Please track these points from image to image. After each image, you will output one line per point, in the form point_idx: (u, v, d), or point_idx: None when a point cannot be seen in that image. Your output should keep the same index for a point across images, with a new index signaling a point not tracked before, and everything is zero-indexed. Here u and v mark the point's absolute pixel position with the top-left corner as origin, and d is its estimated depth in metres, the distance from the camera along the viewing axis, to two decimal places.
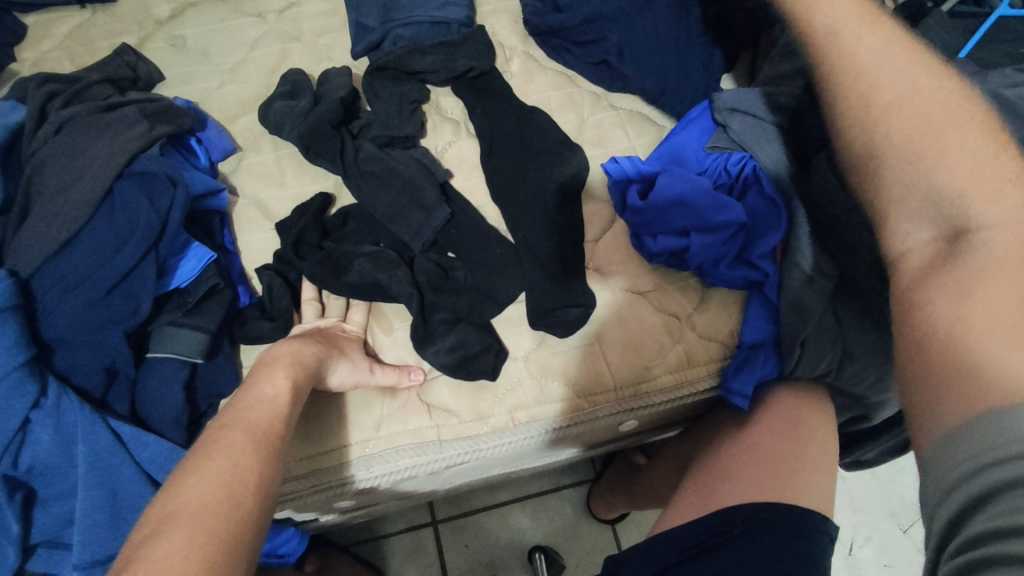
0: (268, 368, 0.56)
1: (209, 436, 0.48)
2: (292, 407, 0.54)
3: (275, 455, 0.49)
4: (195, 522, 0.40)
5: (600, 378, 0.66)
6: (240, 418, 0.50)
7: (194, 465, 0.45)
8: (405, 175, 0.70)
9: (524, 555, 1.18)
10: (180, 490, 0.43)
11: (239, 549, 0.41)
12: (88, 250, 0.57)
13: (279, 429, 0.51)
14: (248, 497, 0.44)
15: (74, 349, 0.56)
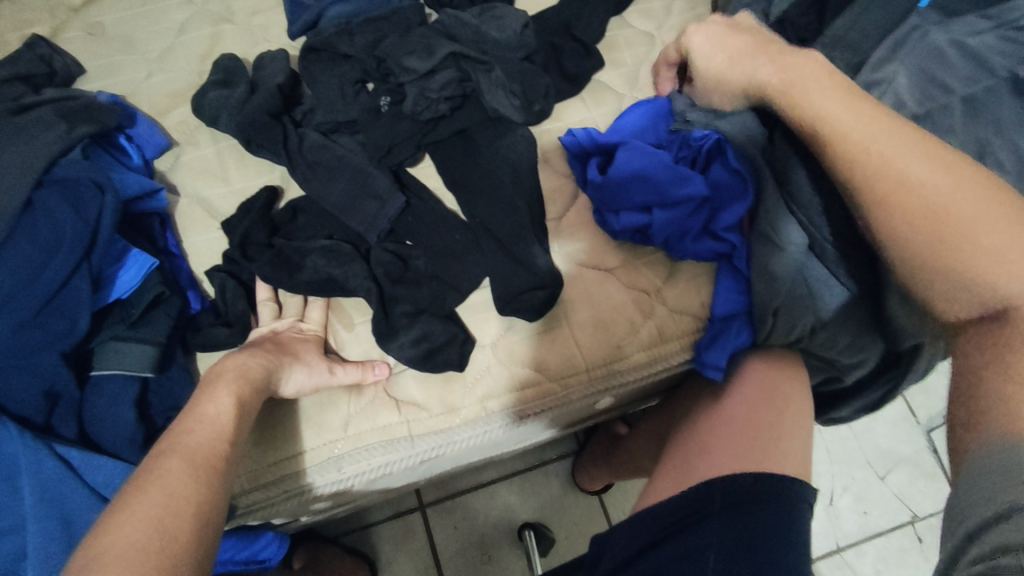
0: (212, 385, 0.55)
1: (147, 465, 0.47)
2: (238, 426, 0.53)
3: (217, 481, 0.48)
4: (119, 565, 0.39)
5: (571, 361, 0.64)
6: (180, 443, 0.49)
7: (126, 500, 0.44)
8: (354, 163, 0.66)
9: (513, 532, 1.19)
10: (111, 527, 0.41)
11: None
12: (11, 268, 0.53)
13: (222, 450, 0.50)
14: (184, 529, 0.43)
15: (9, 375, 0.53)
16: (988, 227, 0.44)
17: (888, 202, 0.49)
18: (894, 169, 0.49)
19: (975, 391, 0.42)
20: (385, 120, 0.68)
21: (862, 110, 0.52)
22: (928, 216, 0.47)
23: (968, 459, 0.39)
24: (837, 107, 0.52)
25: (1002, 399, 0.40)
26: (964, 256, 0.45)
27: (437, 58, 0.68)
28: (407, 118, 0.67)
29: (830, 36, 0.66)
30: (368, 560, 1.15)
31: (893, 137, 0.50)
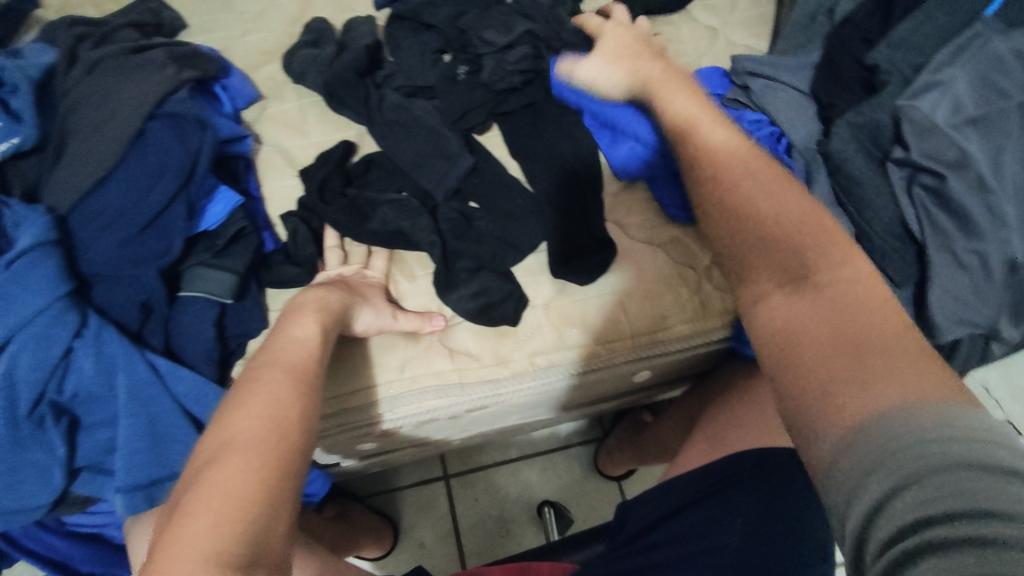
0: (296, 313, 0.61)
1: (251, 374, 0.53)
2: (324, 348, 0.58)
3: (313, 392, 0.53)
4: (248, 450, 0.46)
5: (617, 326, 0.68)
6: (276, 357, 0.55)
7: (239, 401, 0.50)
8: (430, 124, 0.71)
9: (533, 510, 1.22)
10: (231, 424, 0.48)
11: (293, 471, 0.47)
12: (123, 189, 0.57)
13: (315, 366, 0.56)
14: (293, 429, 0.49)
15: (113, 284, 0.58)
16: (769, 205, 0.46)
17: (743, 210, 0.47)
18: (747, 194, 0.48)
19: (812, 395, 0.37)
20: (458, 89, 0.72)
21: (732, 132, 0.53)
22: (784, 230, 0.45)
23: (817, 450, 0.35)
24: (706, 123, 0.54)
25: (828, 401, 0.35)
26: (789, 232, 0.45)
27: (514, 34, 0.72)
28: (479, 92, 0.72)
29: (891, 37, 0.65)
30: (392, 521, 1.19)
31: (750, 156, 0.50)
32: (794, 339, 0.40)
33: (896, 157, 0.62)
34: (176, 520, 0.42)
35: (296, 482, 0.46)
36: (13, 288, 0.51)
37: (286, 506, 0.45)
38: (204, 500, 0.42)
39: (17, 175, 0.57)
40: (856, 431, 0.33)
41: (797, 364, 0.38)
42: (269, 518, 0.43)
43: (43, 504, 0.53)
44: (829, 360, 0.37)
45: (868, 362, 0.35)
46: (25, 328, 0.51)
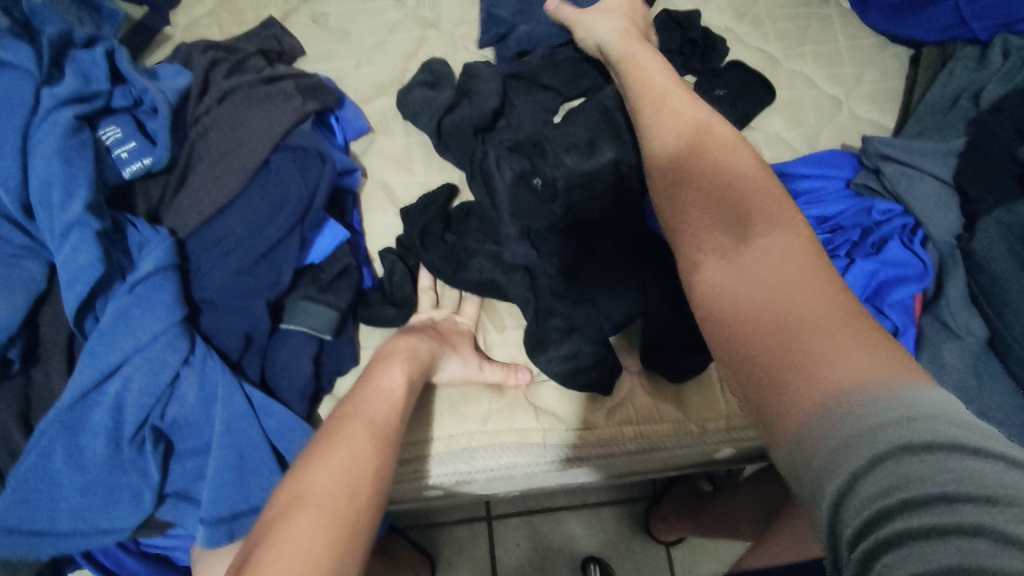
0: (386, 360, 0.60)
1: (333, 424, 0.52)
2: (407, 402, 0.57)
3: (393, 450, 0.52)
4: (320, 508, 0.44)
5: (712, 405, 0.65)
6: (360, 408, 0.54)
7: (319, 452, 0.49)
8: (535, 184, 0.69)
9: (575, 563, 1.18)
10: (309, 476, 0.46)
11: (358, 534, 0.45)
12: (241, 218, 0.58)
13: (396, 422, 0.54)
14: (367, 487, 0.47)
15: (220, 312, 0.57)
16: (739, 162, 0.49)
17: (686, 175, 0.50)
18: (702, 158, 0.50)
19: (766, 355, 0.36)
20: (570, 155, 0.69)
21: (690, 102, 0.56)
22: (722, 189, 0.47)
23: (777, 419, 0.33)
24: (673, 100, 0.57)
25: (782, 362, 0.35)
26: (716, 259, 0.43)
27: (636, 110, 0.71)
28: (590, 166, 0.69)
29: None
30: (431, 557, 1.16)
31: (716, 131, 0.52)
32: (731, 300, 0.41)
33: None
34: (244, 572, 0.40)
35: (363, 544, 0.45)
36: (135, 310, 0.51)
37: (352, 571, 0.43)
38: (272, 555, 0.41)
39: (143, 196, 0.58)
40: (844, 388, 0.31)
41: (731, 325, 0.39)
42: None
43: (131, 526, 0.52)
44: (757, 316, 0.38)
45: (794, 321, 0.36)
46: (140, 352, 0.51)
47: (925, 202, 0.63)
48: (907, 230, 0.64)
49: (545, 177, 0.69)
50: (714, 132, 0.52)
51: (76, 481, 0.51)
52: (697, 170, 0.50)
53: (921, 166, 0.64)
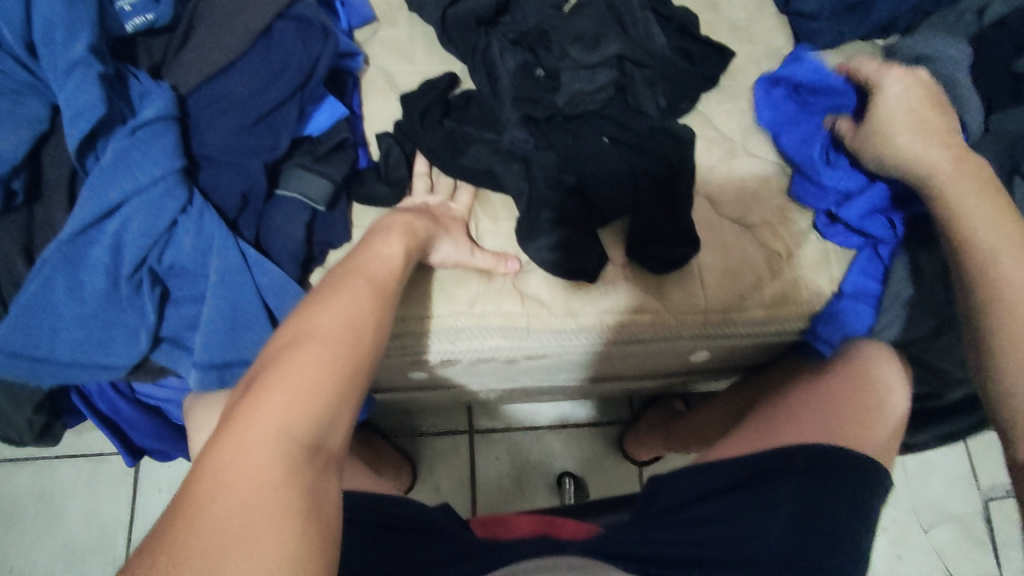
0: (384, 231, 0.61)
1: (336, 278, 0.54)
2: (404, 269, 0.59)
3: (390, 306, 0.54)
4: (325, 345, 0.47)
5: (691, 299, 0.67)
6: (361, 267, 0.56)
7: (324, 300, 0.51)
8: (536, 74, 0.71)
9: (551, 477, 1.24)
10: (313, 316, 0.49)
11: (359, 375, 0.48)
12: (243, 79, 0.59)
13: (395, 283, 0.57)
14: (367, 334, 0.50)
15: (218, 169, 0.59)
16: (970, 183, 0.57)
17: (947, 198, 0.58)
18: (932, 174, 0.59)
19: None
20: (575, 48, 0.70)
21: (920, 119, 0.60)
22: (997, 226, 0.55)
23: None
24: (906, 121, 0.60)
25: None
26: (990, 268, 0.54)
27: (639, 13, 0.72)
28: (594, 59, 0.69)
29: None
30: (412, 462, 1.22)
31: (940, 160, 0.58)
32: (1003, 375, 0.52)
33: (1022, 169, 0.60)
34: (251, 390, 0.44)
35: (361, 382, 0.48)
36: (134, 152, 0.53)
37: (348, 402, 0.46)
38: (279, 378, 0.44)
39: (145, 51, 0.59)
40: None
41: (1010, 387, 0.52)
42: (333, 410, 0.45)
43: (125, 365, 0.56)
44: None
45: None
46: (139, 194, 0.53)
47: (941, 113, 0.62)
48: None
49: (548, 69, 0.71)
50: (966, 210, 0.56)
51: (76, 313, 0.54)
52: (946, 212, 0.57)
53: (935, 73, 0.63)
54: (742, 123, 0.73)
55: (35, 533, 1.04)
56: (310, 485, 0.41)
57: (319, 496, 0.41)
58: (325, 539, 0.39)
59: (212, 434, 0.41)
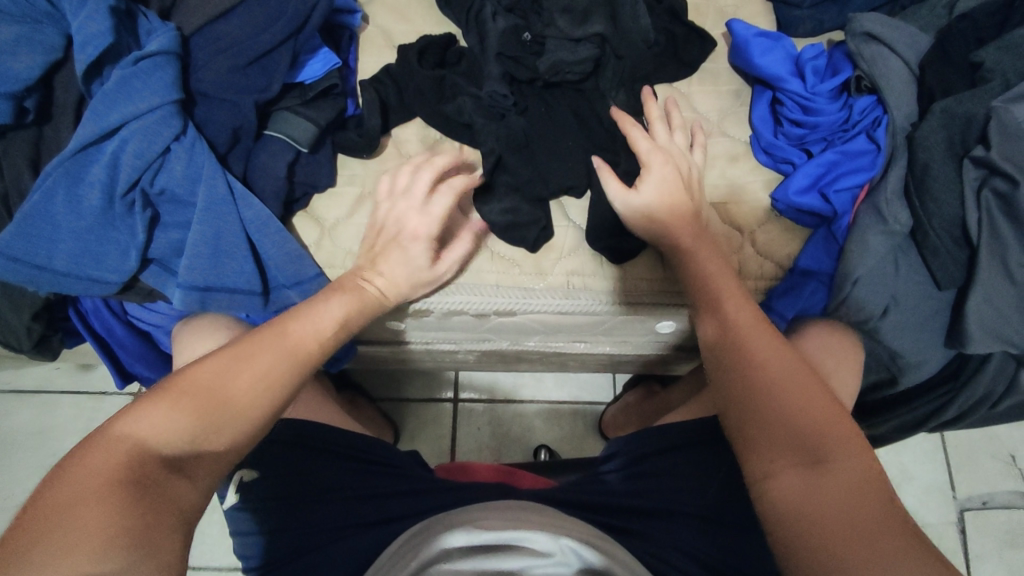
0: (330, 291, 0.59)
1: (263, 329, 0.53)
2: (340, 338, 0.57)
3: (301, 378, 0.52)
4: (207, 395, 0.48)
5: (653, 267, 0.71)
6: (291, 329, 0.54)
7: (243, 346, 0.51)
8: (522, 37, 0.74)
9: (528, 451, 1.27)
10: (217, 359, 0.50)
11: (231, 432, 0.48)
12: (242, 22, 0.63)
13: (321, 353, 0.54)
14: (258, 404, 0.49)
15: (212, 105, 0.63)
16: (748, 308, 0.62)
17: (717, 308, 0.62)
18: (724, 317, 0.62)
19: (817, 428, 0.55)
20: (563, 19, 0.73)
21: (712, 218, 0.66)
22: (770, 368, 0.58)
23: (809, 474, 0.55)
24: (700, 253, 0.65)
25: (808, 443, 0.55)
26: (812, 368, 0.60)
27: None
28: (578, 33, 0.72)
29: (1006, 39, 0.64)
30: (396, 425, 1.26)
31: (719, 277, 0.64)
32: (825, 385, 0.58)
33: (975, 153, 0.61)
34: (122, 411, 0.46)
35: (235, 433, 0.48)
36: (135, 81, 0.58)
37: (211, 449, 0.47)
38: (162, 398, 0.47)
39: None
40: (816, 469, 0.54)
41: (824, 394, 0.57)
42: (189, 450, 0.46)
43: (115, 280, 0.61)
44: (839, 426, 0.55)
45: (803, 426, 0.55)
46: (137, 120, 0.58)
47: (902, 98, 0.65)
48: (874, 124, 0.67)
49: (534, 34, 0.74)
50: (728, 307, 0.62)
51: (73, 227, 0.58)
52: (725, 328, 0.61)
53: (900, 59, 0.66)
54: (720, 103, 0.75)
55: (35, 463, 1.11)
56: (147, 497, 0.42)
57: (161, 513, 0.42)
58: (168, 539, 0.41)
59: (77, 443, 0.45)
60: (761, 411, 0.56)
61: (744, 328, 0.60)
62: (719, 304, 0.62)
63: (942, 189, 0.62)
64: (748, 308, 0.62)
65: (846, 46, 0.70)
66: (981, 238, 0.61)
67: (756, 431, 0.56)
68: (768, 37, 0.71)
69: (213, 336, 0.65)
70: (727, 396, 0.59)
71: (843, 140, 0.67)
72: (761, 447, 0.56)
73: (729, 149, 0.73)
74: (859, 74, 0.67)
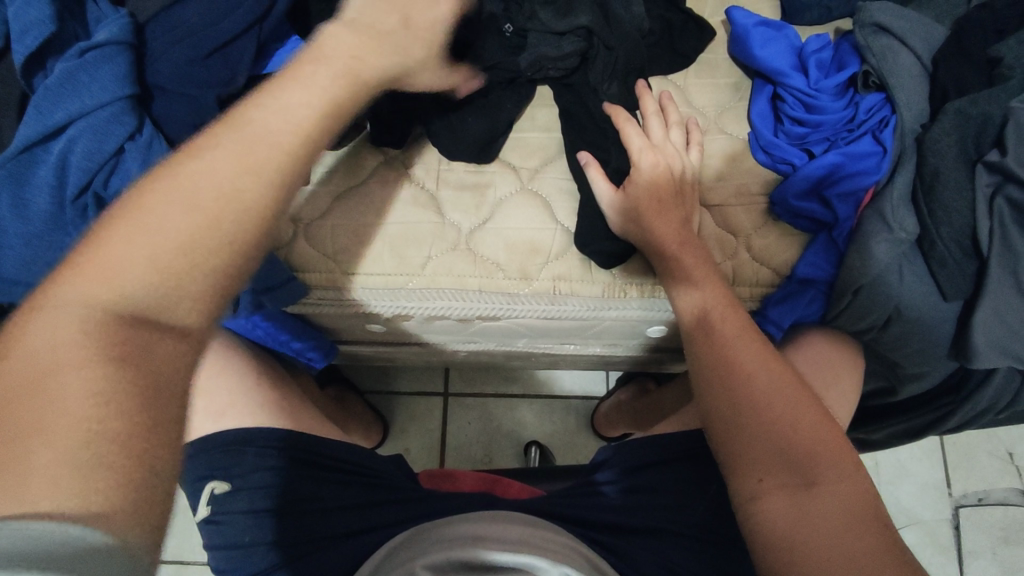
0: (315, 69, 0.44)
1: (226, 124, 0.39)
2: (325, 121, 0.42)
3: (262, 172, 0.37)
4: (171, 207, 0.35)
5: (643, 272, 0.68)
6: (257, 121, 0.39)
7: (186, 154, 0.37)
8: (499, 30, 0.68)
9: (519, 446, 1.24)
10: (175, 167, 0.36)
11: (204, 257, 0.34)
12: (201, 9, 0.59)
13: (294, 147, 0.39)
14: (222, 207, 0.35)
15: (171, 100, 0.59)
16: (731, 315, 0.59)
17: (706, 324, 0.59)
18: (711, 328, 0.58)
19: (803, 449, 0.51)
20: (546, 11, 0.68)
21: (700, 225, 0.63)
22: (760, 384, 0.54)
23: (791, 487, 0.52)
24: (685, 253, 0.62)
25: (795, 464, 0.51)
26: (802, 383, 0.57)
27: None
28: (562, 26, 0.67)
29: None
30: (384, 419, 1.23)
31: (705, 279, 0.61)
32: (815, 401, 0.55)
33: (988, 159, 0.57)
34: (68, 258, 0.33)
35: (255, 190, 0.37)
36: (82, 74, 0.53)
37: (190, 304, 0.34)
38: (115, 233, 0.33)
39: None
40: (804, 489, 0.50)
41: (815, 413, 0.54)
42: (171, 285, 0.33)
43: None
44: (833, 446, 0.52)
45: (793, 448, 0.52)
46: (85, 117, 0.54)
47: (911, 96, 0.61)
48: (882, 123, 0.62)
49: (516, 26, 0.69)
50: (713, 319, 0.58)
51: (20, 232, 0.54)
52: (707, 342, 0.58)
53: (909, 52, 0.62)
54: (718, 98, 0.71)
55: None
56: (118, 387, 0.29)
57: (139, 400, 0.29)
58: (137, 466, 0.28)
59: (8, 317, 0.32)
60: (746, 428, 0.53)
61: (729, 338, 0.57)
62: (704, 315, 0.59)
63: (953, 196, 0.58)
64: (734, 316, 0.58)
65: (852, 37, 0.66)
66: (991, 248, 0.58)
67: (742, 447, 0.53)
68: (768, 25, 0.66)
69: None
70: (710, 412, 0.56)
71: (847, 140, 0.62)
72: (748, 464, 0.53)
73: (726, 147, 0.68)
74: (867, 69, 0.63)
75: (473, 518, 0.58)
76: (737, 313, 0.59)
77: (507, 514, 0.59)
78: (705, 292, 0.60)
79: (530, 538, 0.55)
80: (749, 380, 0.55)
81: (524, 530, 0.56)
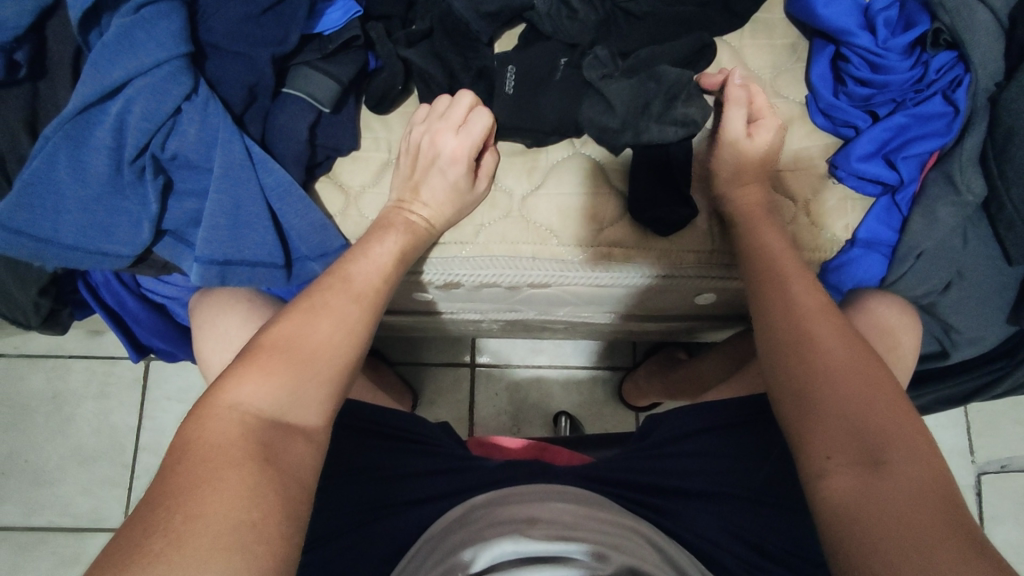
0: (382, 229, 0.59)
1: (318, 287, 0.53)
2: (394, 273, 0.57)
3: (364, 331, 0.52)
4: (287, 355, 0.47)
5: (701, 239, 0.66)
6: (350, 271, 0.55)
7: (306, 307, 0.51)
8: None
9: (547, 417, 1.25)
10: (311, 296, 0.52)
11: (311, 392, 0.47)
12: None
13: (384, 286, 0.55)
14: (332, 353, 0.49)
15: (225, 59, 0.58)
16: (799, 286, 0.58)
17: (776, 288, 0.58)
18: (779, 295, 0.57)
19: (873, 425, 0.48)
20: None
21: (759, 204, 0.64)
22: (832, 354, 0.53)
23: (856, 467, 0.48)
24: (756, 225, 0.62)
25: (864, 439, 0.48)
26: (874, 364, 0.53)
27: None
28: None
29: None
30: (413, 391, 1.24)
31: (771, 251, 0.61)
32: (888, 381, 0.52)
33: None
34: (219, 381, 0.46)
35: (341, 356, 0.50)
36: (139, 31, 0.52)
37: (309, 415, 0.46)
38: (249, 378, 0.45)
39: None
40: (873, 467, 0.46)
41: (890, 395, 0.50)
42: (288, 411, 0.45)
43: (128, 255, 0.57)
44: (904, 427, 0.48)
45: (863, 424, 0.48)
46: (143, 76, 0.52)
47: (987, 54, 0.59)
48: (954, 83, 0.61)
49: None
50: (782, 287, 0.58)
51: (78, 195, 0.54)
52: (773, 309, 0.57)
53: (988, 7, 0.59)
54: (774, 59, 0.69)
55: (50, 432, 1.09)
56: (269, 479, 0.41)
57: (280, 483, 0.41)
58: (278, 527, 0.39)
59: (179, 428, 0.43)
60: (814, 397, 0.51)
61: (800, 305, 0.56)
62: (774, 285, 0.58)
63: None
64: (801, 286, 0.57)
65: None
66: None
67: (810, 420, 0.51)
68: None
69: (231, 309, 0.63)
70: (779, 383, 0.54)
71: (915, 102, 0.61)
72: (816, 438, 0.50)
73: (784, 109, 0.67)
74: (938, 27, 0.60)
75: (523, 501, 0.58)
76: (805, 283, 0.58)
77: (551, 495, 0.59)
78: (779, 265, 0.59)
79: (581, 522, 0.55)
80: (818, 348, 0.53)
81: (575, 512, 0.56)
